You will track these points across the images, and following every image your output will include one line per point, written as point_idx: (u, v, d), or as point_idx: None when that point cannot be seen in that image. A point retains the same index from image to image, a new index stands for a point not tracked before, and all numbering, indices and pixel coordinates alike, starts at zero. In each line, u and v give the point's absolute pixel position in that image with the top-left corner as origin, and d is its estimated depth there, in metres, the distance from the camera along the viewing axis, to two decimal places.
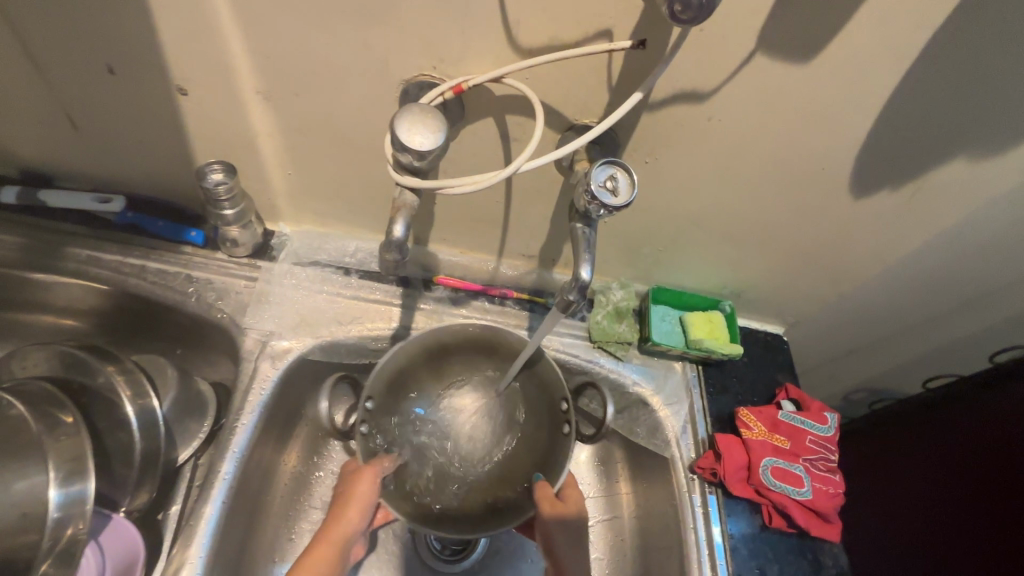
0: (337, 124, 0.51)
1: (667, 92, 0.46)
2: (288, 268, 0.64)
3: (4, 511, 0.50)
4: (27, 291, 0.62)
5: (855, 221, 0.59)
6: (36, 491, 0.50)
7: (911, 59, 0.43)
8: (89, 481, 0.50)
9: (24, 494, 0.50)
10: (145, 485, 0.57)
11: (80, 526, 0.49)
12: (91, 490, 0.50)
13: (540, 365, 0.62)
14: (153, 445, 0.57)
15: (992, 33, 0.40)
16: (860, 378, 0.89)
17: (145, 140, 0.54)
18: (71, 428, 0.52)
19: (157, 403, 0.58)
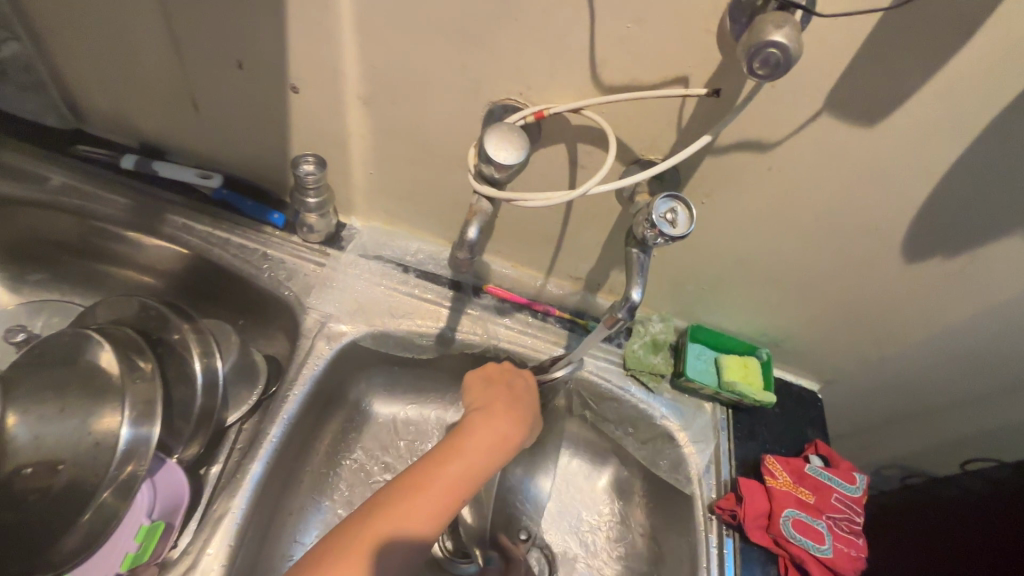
0: (424, 133, 0.56)
1: (731, 138, 0.49)
2: (354, 258, 0.69)
3: (74, 443, 0.54)
4: (118, 247, 0.68)
5: (903, 286, 0.60)
6: (107, 425, 0.55)
7: (975, 132, 0.44)
8: (156, 426, 0.55)
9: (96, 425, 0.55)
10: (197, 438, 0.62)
11: (141, 464, 0.54)
12: (157, 434, 0.55)
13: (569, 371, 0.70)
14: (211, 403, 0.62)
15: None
16: (895, 453, 0.87)
17: (253, 128, 0.61)
18: (147, 373, 0.58)
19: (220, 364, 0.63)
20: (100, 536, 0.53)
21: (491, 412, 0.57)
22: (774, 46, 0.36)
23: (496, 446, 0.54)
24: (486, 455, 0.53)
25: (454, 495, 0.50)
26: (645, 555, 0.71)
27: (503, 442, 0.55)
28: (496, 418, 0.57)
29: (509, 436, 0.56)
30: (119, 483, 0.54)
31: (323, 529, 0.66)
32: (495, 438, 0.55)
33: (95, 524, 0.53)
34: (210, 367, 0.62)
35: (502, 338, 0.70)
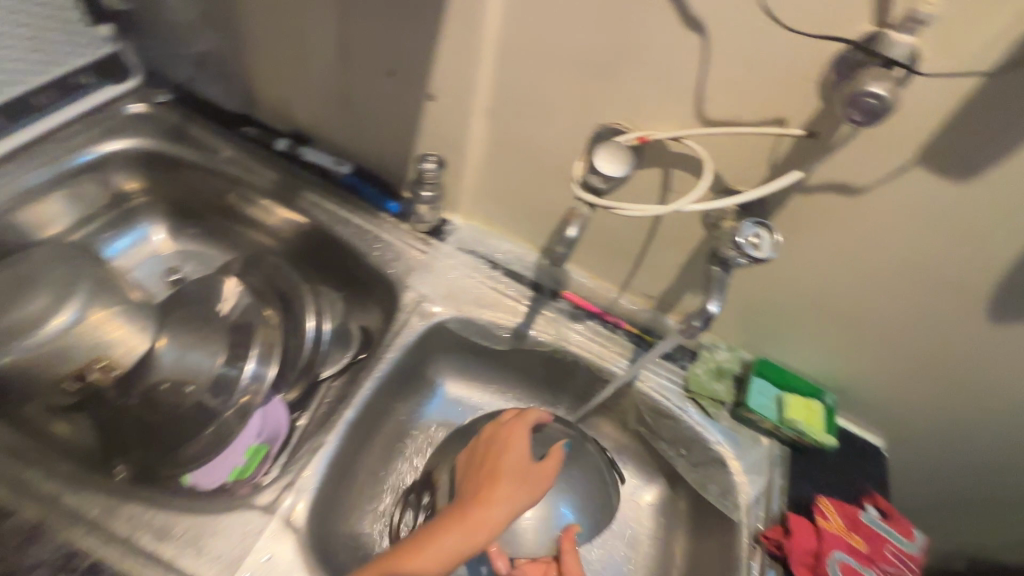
0: (534, 147, 0.64)
1: (821, 179, 0.52)
2: (452, 249, 0.77)
3: (205, 372, 0.64)
4: (256, 212, 0.78)
5: (986, 347, 0.59)
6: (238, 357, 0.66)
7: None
8: (274, 368, 0.67)
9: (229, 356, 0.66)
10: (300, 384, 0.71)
11: (256, 396, 0.64)
12: (271, 375, 0.66)
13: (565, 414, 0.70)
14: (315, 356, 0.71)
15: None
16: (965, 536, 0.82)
17: (388, 127, 0.71)
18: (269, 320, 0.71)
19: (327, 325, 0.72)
20: (216, 448, 0.64)
21: (487, 497, 0.59)
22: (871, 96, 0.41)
23: (476, 527, 0.57)
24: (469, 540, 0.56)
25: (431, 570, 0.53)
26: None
27: (491, 517, 0.58)
28: (475, 516, 0.58)
29: (501, 512, 0.58)
30: (238, 407, 0.64)
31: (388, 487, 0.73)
32: (489, 514, 0.58)
33: (213, 438, 0.63)
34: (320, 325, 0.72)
35: (573, 341, 0.75)
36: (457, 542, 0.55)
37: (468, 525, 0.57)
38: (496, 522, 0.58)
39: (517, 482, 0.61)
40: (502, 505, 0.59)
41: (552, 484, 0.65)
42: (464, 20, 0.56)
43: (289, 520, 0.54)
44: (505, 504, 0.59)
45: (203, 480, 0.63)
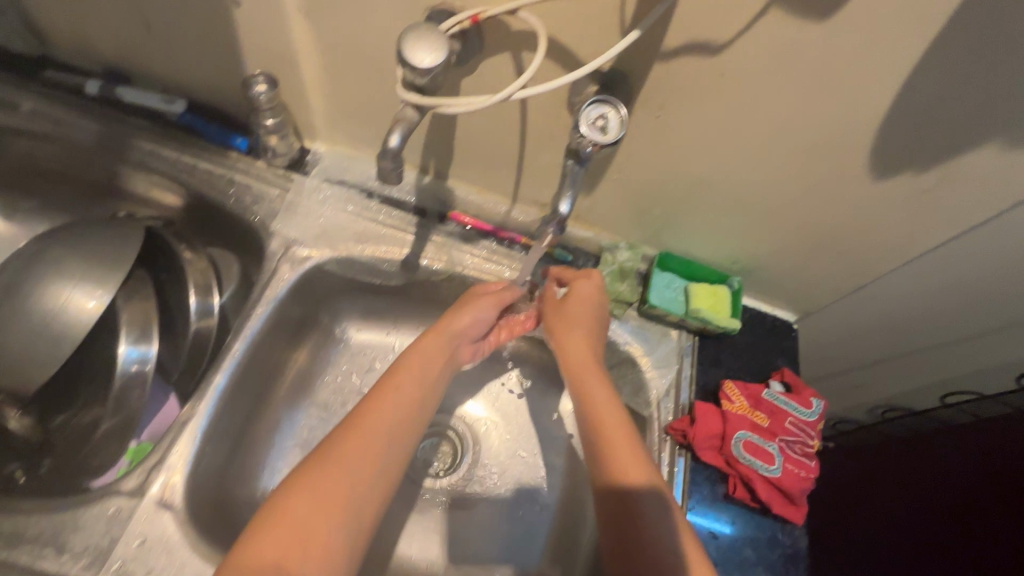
0: (370, 45, 0.55)
1: (678, 41, 0.46)
2: (317, 184, 0.70)
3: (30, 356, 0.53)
4: (94, 173, 0.70)
5: (872, 206, 0.56)
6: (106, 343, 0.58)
7: (955, 10, 0.39)
8: (153, 344, 0.59)
9: (91, 346, 0.58)
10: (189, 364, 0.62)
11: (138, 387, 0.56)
12: (153, 353, 0.59)
13: (68, 231, 0.59)
14: (204, 330, 0.62)
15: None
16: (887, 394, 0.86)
17: (204, 46, 0.61)
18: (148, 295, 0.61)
19: (216, 298, 0.63)
20: (98, 453, 0.57)
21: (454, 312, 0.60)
22: None
23: (331, 518, 0.43)
24: (421, 382, 0.54)
25: (327, 518, 0.43)
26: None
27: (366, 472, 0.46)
28: (357, 430, 0.48)
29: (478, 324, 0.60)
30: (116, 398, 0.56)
31: (298, 444, 0.68)
32: (386, 416, 0.50)
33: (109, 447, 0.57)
34: (206, 298, 0.63)
35: (467, 265, 0.69)
36: (352, 492, 0.45)
37: (433, 342, 0.57)
38: (379, 432, 0.48)
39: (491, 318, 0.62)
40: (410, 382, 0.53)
41: (48, 321, 0.53)
42: None
43: (164, 501, 0.51)
44: (385, 412, 0.50)
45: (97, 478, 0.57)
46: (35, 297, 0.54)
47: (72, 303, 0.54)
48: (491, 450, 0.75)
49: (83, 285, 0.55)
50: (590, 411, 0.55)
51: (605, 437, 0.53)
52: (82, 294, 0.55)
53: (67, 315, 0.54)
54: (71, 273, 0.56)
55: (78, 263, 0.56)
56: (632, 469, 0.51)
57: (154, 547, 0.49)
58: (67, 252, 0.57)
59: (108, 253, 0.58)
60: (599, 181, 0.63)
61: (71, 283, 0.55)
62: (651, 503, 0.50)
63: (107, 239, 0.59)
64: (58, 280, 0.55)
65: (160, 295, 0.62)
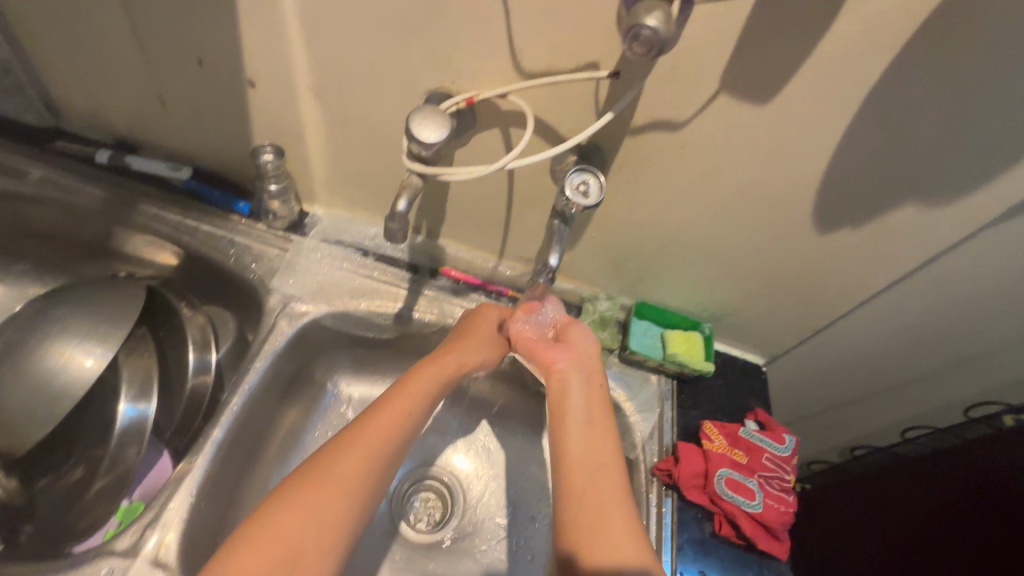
0: (373, 121, 0.61)
1: (644, 119, 0.53)
2: (315, 243, 0.74)
3: (28, 412, 0.53)
4: (96, 236, 0.72)
5: (821, 256, 0.64)
6: (104, 400, 0.59)
7: (866, 97, 0.47)
8: (152, 401, 0.59)
9: (88, 403, 0.58)
10: (184, 420, 0.63)
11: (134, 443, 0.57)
12: (152, 409, 0.59)
13: (71, 291, 0.61)
14: (201, 386, 0.63)
15: (934, 81, 0.45)
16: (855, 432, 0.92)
17: (216, 120, 0.66)
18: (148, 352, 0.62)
19: (214, 353, 0.65)
20: (87, 513, 0.57)
21: (467, 336, 0.65)
22: (644, 26, 0.39)
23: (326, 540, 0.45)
24: (423, 397, 0.57)
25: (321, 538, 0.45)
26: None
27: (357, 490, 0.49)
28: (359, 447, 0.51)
29: (485, 350, 0.65)
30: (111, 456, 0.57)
31: None
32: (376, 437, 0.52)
33: (97, 508, 0.57)
34: (204, 354, 0.64)
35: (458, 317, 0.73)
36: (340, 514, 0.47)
37: (448, 362, 0.61)
38: (374, 450, 0.51)
39: (495, 348, 0.66)
40: (410, 403, 0.56)
41: (50, 379, 0.54)
42: None
43: (157, 561, 0.51)
44: (378, 428, 0.53)
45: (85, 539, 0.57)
46: (39, 355, 0.55)
47: (74, 360, 0.55)
48: (479, 501, 0.77)
49: (86, 342, 0.57)
50: (571, 440, 0.54)
51: (583, 464, 0.53)
52: (86, 350, 0.56)
53: (68, 372, 0.55)
54: (74, 331, 0.57)
55: (81, 321, 0.58)
56: (606, 494, 0.51)
57: None
58: (70, 311, 0.59)
59: (111, 311, 0.59)
60: (579, 237, 0.69)
61: (74, 340, 0.57)
62: (620, 527, 0.48)
63: (111, 298, 0.60)
64: (61, 338, 0.57)
65: (158, 352, 0.63)
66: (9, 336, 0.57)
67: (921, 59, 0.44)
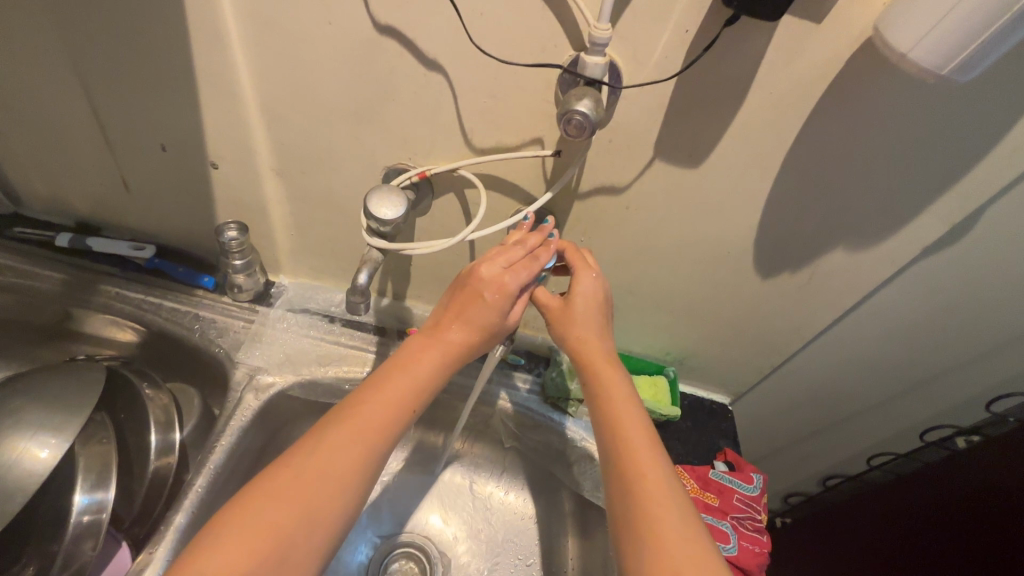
0: (335, 195, 0.64)
1: (590, 185, 0.57)
2: (282, 313, 0.74)
3: None
4: (56, 318, 0.72)
5: (768, 299, 0.67)
6: (57, 493, 0.56)
7: (785, 158, 0.52)
8: (110, 491, 0.57)
9: (41, 498, 0.56)
10: (147, 506, 0.61)
11: (91, 536, 0.55)
12: (110, 499, 0.57)
13: (26, 379, 0.59)
14: (164, 468, 0.62)
15: (840, 143, 0.50)
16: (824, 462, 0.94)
17: (179, 200, 0.68)
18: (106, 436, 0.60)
19: (178, 433, 0.64)
20: None
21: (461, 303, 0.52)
22: (577, 113, 0.44)
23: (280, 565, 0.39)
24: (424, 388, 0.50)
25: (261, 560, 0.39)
26: None
27: (320, 514, 0.42)
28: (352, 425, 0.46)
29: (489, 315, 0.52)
30: (65, 552, 0.54)
31: None
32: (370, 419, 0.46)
33: None
34: (168, 434, 0.63)
35: None
36: (295, 531, 0.41)
37: (449, 342, 0.52)
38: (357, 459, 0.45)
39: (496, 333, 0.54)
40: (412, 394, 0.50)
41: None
42: (219, 85, 0.55)
43: None
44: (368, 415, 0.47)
45: None
46: None
47: (25, 455, 0.53)
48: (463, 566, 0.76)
49: (39, 434, 0.55)
50: (631, 449, 0.50)
51: (647, 479, 0.48)
52: (41, 443, 0.54)
53: (18, 467, 0.53)
54: (27, 423, 0.55)
55: (37, 411, 0.56)
56: (674, 517, 0.45)
57: None
58: (23, 402, 0.57)
59: (66, 399, 0.58)
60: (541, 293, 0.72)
61: (27, 433, 0.55)
62: (686, 551, 0.43)
63: (67, 385, 0.59)
64: (12, 431, 0.55)
65: (118, 436, 0.62)
66: None
67: (827, 125, 0.49)
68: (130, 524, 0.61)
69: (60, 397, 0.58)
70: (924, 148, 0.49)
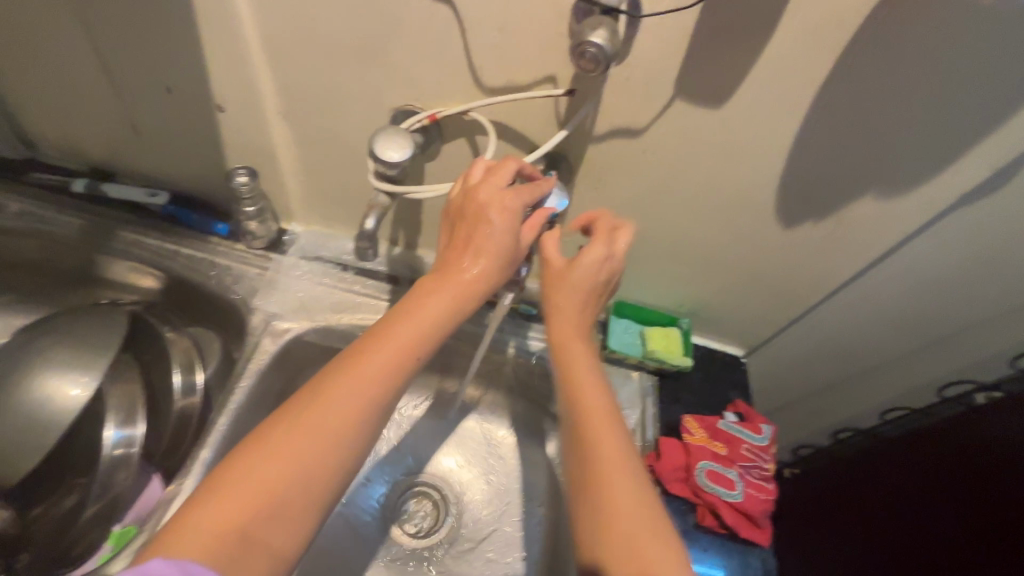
0: (342, 139, 0.62)
1: (605, 127, 0.54)
2: (295, 260, 0.75)
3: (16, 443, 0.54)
4: (76, 263, 0.73)
5: (788, 249, 0.65)
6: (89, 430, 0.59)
7: (815, 97, 0.49)
8: (140, 427, 0.61)
9: (76, 432, 0.59)
10: (174, 443, 0.64)
11: (123, 468, 0.58)
12: (140, 435, 0.60)
13: (51, 322, 0.61)
14: (188, 407, 0.64)
15: (877, 78, 0.47)
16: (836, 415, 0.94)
17: (188, 145, 0.67)
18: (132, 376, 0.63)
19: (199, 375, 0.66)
20: (76, 543, 0.57)
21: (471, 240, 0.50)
22: (590, 44, 0.41)
23: (282, 513, 0.40)
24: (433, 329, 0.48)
25: (266, 508, 0.40)
26: None
27: (320, 466, 0.42)
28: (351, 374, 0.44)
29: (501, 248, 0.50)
30: (101, 481, 0.58)
31: None
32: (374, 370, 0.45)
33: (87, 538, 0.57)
34: (190, 375, 0.66)
35: None
36: (290, 482, 0.41)
37: (463, 283, 0.49)
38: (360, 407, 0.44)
39: (511, 263, 0.51)
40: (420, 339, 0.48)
41: (33, 412, 0.55)
42: (218, 21, 0.52)
43: None
44: (375, 366, 0.45)
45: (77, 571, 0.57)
46: (20, 388, 0.56)
47: (57, 392, 0.56)
48: (478, 502, 0.79)
49: (68, 373, 0.57)
50: (595, 422, 0.49)
51: (608, 456, 0.47)
52: (71, 382, 0.57)
53: (52, 403, 0.56)
54: (56, 363, 0.58)
55: (65, 351, 0.59)
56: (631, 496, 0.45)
57: None
58: (50, 344, 0.59)
59: (91, 341, 0.60)
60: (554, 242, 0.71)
61: (57, 372, 0.57)
62: (646, 529, 0.43)
63: (92, 327, 0.61)
64: (43, 370, 0.57)
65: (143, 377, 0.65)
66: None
67: (864, 58, 0.45)
68: (160, 458, 0.64)
69: (85, 338, 0.60)
70: (971, 84, 0.45)
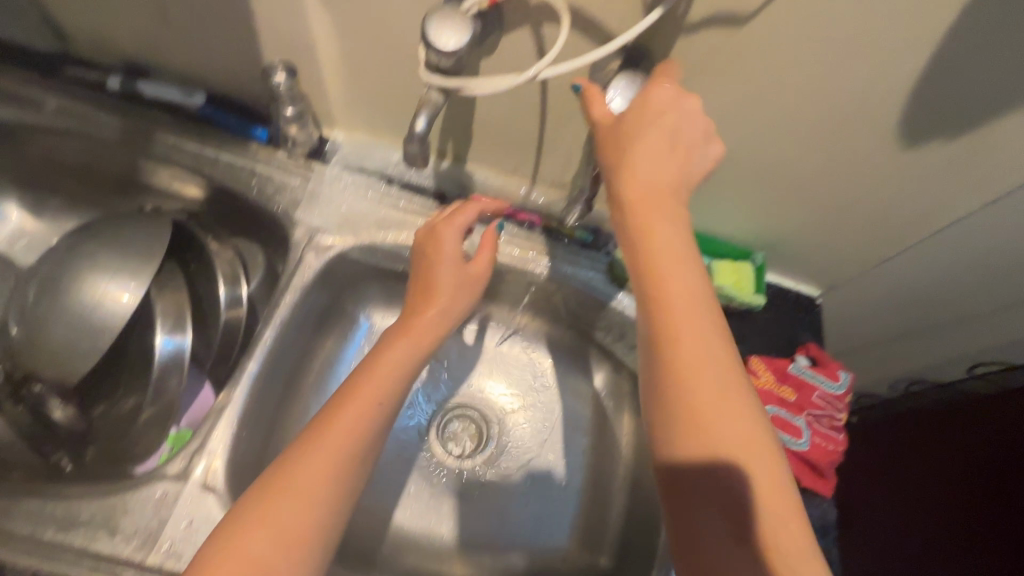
0: (387, 30, 0.55)
1: (702, 12, 0.45)
2: (338, 171, 0.70)
3: (73, 346, 0.55)
4: (117, 166, 0.70)
5: (902, 174, 0.55)
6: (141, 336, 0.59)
7: None
8: (188, 333, 0.62)
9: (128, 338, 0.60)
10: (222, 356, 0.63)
11: (177, 374, 0.59)
12: (188, 342, 0.62)
13: (96, 227, 0.60)
14: (235, 319, 0.63)
15: None
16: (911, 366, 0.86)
17: (222, 36, 0.61)
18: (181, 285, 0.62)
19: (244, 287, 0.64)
20: (141, 438, 0.60)
21: (428, 293, 0.57)
22: None
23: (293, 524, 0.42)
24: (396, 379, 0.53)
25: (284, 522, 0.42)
26: (629, 466, 0.73)
27: (322, 480, 0.44)
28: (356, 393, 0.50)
29: (454, 297, 0.58)
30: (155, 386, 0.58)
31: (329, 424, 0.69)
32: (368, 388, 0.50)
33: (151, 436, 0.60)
34: (235, 288, 0.64)
35: None
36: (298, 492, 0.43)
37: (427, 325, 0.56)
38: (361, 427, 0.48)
39: (465, 295, 0.59)
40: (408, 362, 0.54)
41: (86, 315, 0.55)
42: None
43: (206, 486, 0.53)
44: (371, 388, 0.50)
45: (140, 465, 0.60)
46: (72, 291, 0.56)
47: (108, 297, 0.55)
48: (521, 428, 0.77)
49: (116, 279, 0.56)
50: (689, 334, 0.42)
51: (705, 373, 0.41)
52: (119, 288, 0.56)
53: (103, 308, 0.55)
54: (103, 268, 0.57)
55: (113, 257, 0.57)
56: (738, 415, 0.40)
57: (200, 529, 0.51)
58: (96, 249, 0.58)
59: (135, 248, 0.58)
60: None
61: (105, 277, 0.56)
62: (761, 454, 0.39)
63: (137, 232, 0.59)
64: (92, 275, 0.56)
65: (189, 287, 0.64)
66: (46, 273, 0.57)
67: None
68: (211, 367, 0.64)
69: (130, 245, 0.58)
70: None
